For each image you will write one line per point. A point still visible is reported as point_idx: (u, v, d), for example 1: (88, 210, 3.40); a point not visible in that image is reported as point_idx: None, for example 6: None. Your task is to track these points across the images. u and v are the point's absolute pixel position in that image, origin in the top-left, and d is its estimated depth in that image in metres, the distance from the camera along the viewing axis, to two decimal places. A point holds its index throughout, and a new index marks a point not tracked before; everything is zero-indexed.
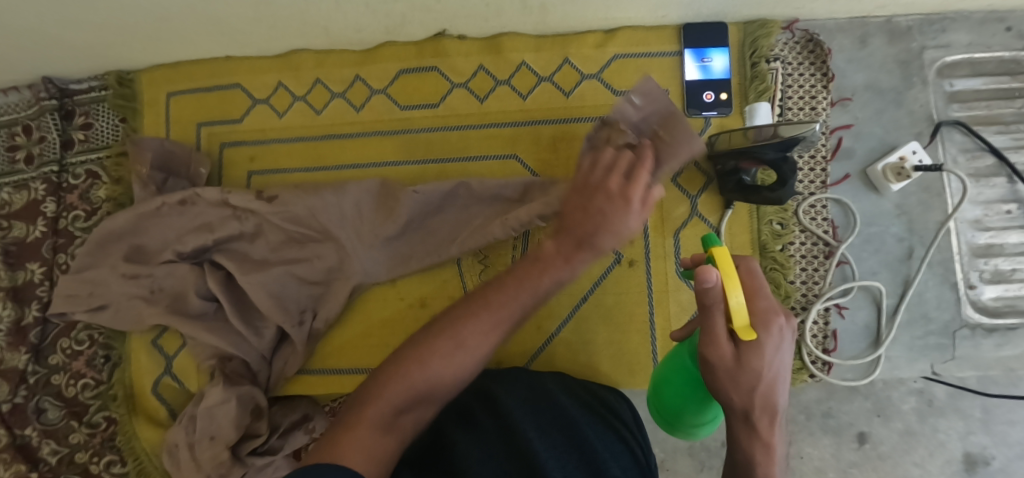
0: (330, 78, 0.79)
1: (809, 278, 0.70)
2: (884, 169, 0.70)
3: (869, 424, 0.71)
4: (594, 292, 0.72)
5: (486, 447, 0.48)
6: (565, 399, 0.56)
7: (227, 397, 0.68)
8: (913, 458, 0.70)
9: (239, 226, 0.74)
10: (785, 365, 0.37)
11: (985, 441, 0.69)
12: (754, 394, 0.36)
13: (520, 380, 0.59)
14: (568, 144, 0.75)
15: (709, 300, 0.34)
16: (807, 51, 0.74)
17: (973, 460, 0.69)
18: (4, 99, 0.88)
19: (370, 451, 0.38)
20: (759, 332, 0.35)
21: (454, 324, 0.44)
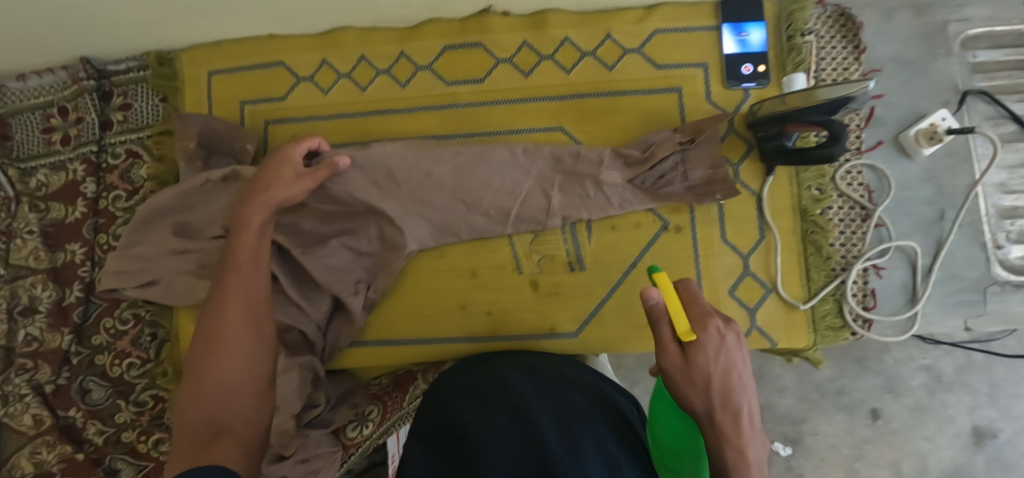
0: (373, 55, 0.81)
1: (848, 241, 0.73)
2: (916, 134, 0.73)
3: (881, 401, 0.92)
4: (643, 258, 0.74)
5: (499, 426, 0.45)
6: (589, 408, 0.51)
7: (289, 367, 0.69)
8: (921, 432, 0.91)
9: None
10: (739, 364, 0.44)
11: (991, 415, 0.90)
12: (713, 392, 0.43)
13: (532, 377, 0.57)
14: (613, 117, 0.77)
15: (655, 314, 0.45)
16: (839, 25, 0.77)
17: (979, 431, 0.90)
18: (38, 81, 0.88)
19: (219, 448, 0.49)
20: (700, 334, 0.44)
21: (206, 349, 0.58)
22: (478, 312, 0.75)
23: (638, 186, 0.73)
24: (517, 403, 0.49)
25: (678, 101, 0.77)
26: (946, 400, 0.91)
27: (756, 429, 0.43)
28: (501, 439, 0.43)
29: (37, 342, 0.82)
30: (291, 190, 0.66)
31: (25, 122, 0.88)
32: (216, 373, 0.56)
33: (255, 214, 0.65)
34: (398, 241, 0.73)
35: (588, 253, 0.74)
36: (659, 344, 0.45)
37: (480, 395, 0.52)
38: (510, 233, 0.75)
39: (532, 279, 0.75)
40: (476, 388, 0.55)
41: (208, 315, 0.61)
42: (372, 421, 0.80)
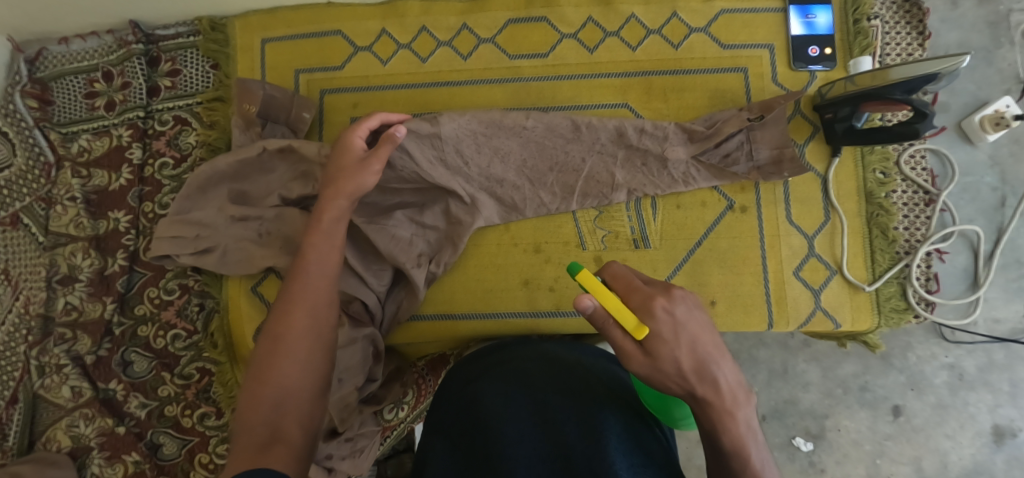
0: (435, 27, 0.79)
1: (912, 225, 0.73)
2: (982, 120, 0.73)
3: (903, 398, 0.91)
4: (708, 237, 0.73)
5: (521, 419, 0.46)
6: (604, 384, 0.52)
7: (355, 339, 0.67)
8: (943, 429, 0.90)
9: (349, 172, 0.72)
10: (703, 334, 0.41)
11: (1011, 414, 0.89)
12: (686, 375, 0.40)
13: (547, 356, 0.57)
14: (680, 94, 0.76)
15: (600, 321, 0.40)
16: (903, 11, 0.77)
17: (1000, 430, 0.89)
18: (83, 45, 0.85)
19: (279, 456, 0.45)
20: (651, 323, 0.40)
21: (266, 350, 0.54)
22: (541, 288, 0.74)
23: (704, 164, 0.72)
24: (539, 396, 0.49)
25: (744, 81, 0.76)
26: (967, 399, 0.90)
27: (740, 393, 0.41)
28: (522, 429, 0.45)
29: (77, 311, 0.80)
30: (364, 179, 0.62)
31: (66, 86, 0.85)
32: (276, 374, 0.52)
33: (326, 211, 0.62)
34: (464, 216, 0.72)
35: (653, 231, 0.74)
36: (621, 353, 0.41)
37: (511, 378, 0.52)
38: (575, 210, 0.74)
39: (596, 256, 0.74)
40: (499, 372, 0.54)
41: (273, 315, 0.57)
42: (407, 403, 0.83)
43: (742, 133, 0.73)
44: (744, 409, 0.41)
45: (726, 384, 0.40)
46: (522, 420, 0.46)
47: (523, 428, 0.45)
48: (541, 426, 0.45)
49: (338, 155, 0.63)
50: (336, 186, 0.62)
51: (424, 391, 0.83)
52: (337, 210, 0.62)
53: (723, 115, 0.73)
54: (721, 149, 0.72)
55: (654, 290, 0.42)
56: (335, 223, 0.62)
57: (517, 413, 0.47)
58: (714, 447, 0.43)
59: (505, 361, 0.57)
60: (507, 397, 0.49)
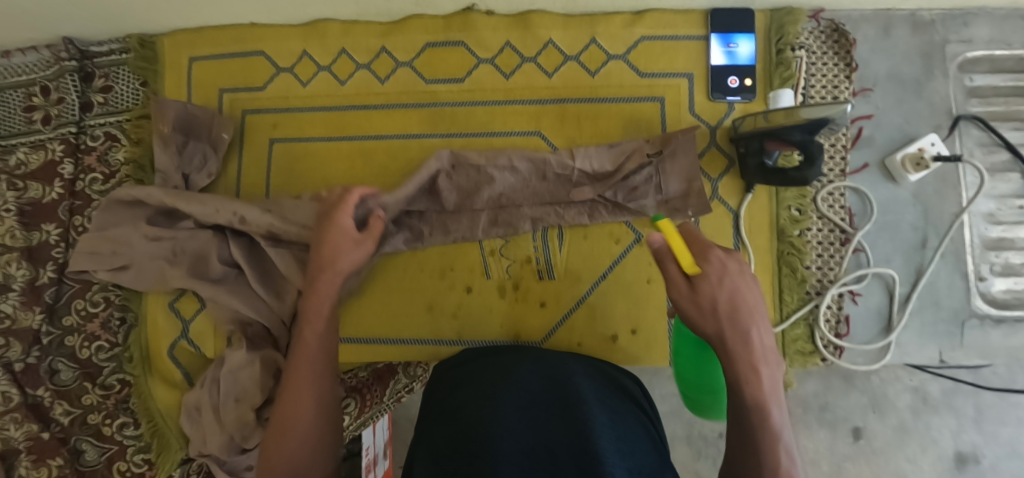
0: (355, 49, 0.79)
1: (825, 264, 0.71)
2: (903, 159, 0.71)
3: (864, 420, 0.88)
4: (614, 269, 0.72)
5: (513, 417, 0.48)
6: (598, 397, 0.54)
7: (251, 361, 0.70)
8: (906, 454, 0.88)
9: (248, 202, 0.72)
10: (746, 284, 0.45)
11: (977, 440, 0.87)
12: (722, 319, 0.44)
13: (548, 372, 0.58)
14: (595, 122, 0.75)
15: (661, 256, 0.47)
16: (831, 41, 0.74)
17: (965, 457, 0.87)
18: (22, 59, 0.87)
19: None
20: (703, 265, 0.45)
21: (278, 428, 0.49)
22: (445, 315, 0.74)
23: (610, 201, 0.71)
24: (527, 402, 0.51)
25: (660, 110, 0.75)
26: (931, 423, 0.88)
27: (768, 353, 0.45)
28: (513, 424, 0.47)
29: (9, 319, 0.83)
30: (354, 257, 0.60)
31: (6, 99, 0.87)
32: (299, 447, 0.48)
33: (319, 289, 0.58)
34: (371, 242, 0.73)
35: (558, 261, 0.73)
36: (667, 281, 0.47)
37: (490, 389, 0.54)
38: (481, 239, 0.74)
39: (500, 284, 0.74)
40: (477, 387, 0.57)
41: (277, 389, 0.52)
42: (351, 414, 0.92)
43: (653, 157, 0.70)
44: (768, 357, 0.45)
45: (753, 335, 0.44)
46: (515, 426, 0.47)
47: (515, 425, 0.47)
48: (536, 429, 0.47)
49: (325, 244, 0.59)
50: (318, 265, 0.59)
51: (367, 401, 0.93)
52: (332, 289, 0.58)
53: (632, 145, 0.72)
54: (629, 182, 0.71)
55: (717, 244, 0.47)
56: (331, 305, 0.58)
57: (510, 417, 0.48)
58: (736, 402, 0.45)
59: (469, 373, 0.60)
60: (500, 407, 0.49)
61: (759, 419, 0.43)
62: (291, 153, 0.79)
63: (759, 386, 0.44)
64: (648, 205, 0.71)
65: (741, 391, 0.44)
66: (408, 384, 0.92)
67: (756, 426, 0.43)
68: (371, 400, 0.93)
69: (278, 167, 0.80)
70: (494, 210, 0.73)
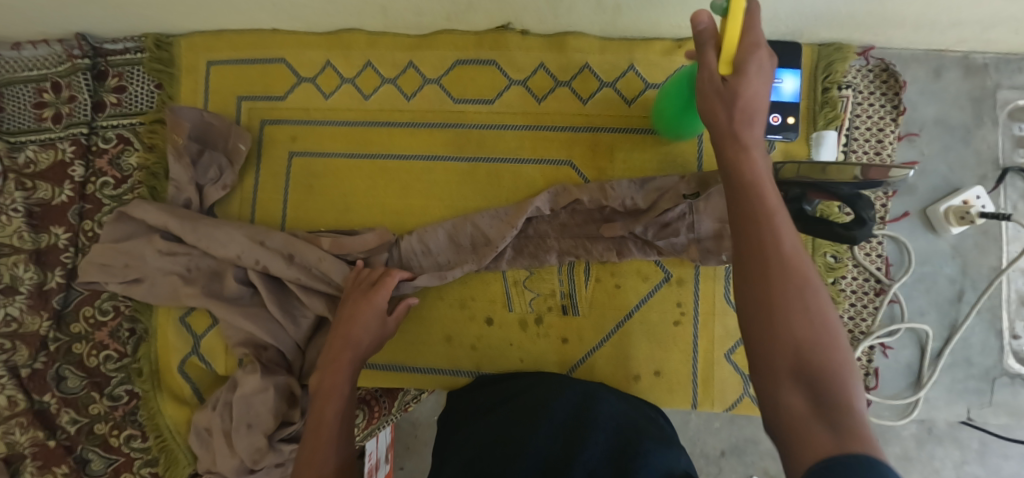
0: (380, 61, 0.76)
1: (857, 314, 0.69)
2: (947, 211, 0.68)
3: None
4: (640, 309, 0.71)
5: (543, 438, 0.50)
6: (652, 433, 0.54)
7: (265, 386, 0.68)
8: None
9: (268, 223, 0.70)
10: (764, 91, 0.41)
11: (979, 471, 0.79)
12: (737, 103, 0.41)
13: (582, 400, 0.59)
14: (628, 154, 0.72)
15: (705, 38, 0.43)
16: (880, 80, 0.71)
17: None
18: (33, 52, 0.84)
19: None
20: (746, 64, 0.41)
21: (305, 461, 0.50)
22: (463, 346, 0.72)
23: (640, 237, 0.68)
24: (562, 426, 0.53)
25: (698, 145, 0.72)
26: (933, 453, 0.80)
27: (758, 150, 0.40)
28: (541, 442, 0.50)
29: (16, 323, 0.81)
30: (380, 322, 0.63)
31: (16, 94, 0.84)
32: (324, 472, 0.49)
33: (351, 331, 0.61)
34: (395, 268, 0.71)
35: (583, 297, 0.71)
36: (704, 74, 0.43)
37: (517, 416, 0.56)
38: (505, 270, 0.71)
39: (523, 318, 0.72)
40: (510, 410, 0.58)
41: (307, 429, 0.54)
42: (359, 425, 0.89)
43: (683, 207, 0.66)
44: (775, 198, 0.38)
45: (753, 96, 0.41)
46: (542, 449, 0.49)
47: (544, 443, 0.50)
48: (568, 447, 0.49)
49: (349, 318, 0.62)
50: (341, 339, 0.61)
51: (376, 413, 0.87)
52: (361, 336, 0.61)
53: (667, 178, 0.69)
54: (662, 218, 0.66)
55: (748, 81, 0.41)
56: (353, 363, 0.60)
57: (540, 439, 0.50)
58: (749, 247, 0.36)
59: (493, 404, 0.62)
60: (529, 433, 0.51)
61: (777, 261, 0.35)
62: (311, 168, 0.77)
63: (770, 224, 0.37)
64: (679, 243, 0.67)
65: (750, 228, 0.37)
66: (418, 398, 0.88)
67: (764, 235, 0.36)
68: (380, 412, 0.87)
69: (297, 183, 0.77)
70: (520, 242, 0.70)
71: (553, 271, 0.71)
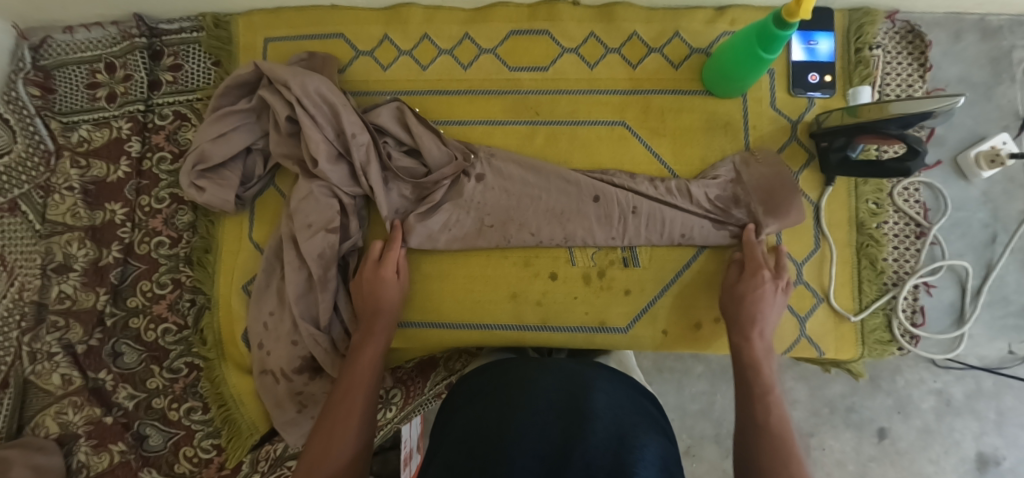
0: (437, 34, 0.80)
1: (901, 256, 0.74)
2: (977, 156, 0.74)
3: (890, 420, 0.86)
4: (698, 259, 0.74)
5: (532, 423, 0.40)
6: (654, 424, 0.44)
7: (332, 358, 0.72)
8: (928, 454, 0.85)
9: (327, 184, 0.71)
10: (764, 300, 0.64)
11: (997, 443, 0.84)
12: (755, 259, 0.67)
13: (568, 374, 0.48)
14: (678, 115, 0.77)
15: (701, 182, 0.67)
16: (906, 41, 0.77)
17: (984, 458, 0.84)
18: (86, 35, 0.86)
19: None
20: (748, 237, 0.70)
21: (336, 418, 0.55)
22: (529, 301, 0.74)
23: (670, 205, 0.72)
24: (555, 408, 0.42)
25: (742, 104, 0.76)
26: (952, 425, 0.85)
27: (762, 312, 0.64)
28: (530, 432, 0.39)
29: (69, 300, 0.80)
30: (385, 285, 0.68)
31: (69, 75, 0.86)
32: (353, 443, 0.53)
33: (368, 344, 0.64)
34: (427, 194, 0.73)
35: (643, 250, 0.74)
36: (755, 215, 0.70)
37: (499, 398, 0.45)
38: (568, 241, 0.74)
39: (586, 272, 0.74)
40: (486, 395, 0.48)
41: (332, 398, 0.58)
42: (396, 404, 0.86)
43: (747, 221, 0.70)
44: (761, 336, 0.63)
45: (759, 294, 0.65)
46: (535, 436, 0.38)
47: (530, 431, 0.39)
48: (568, 431, 0.38)
49: (371, 287, 0.68)
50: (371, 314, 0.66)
51: (412, 393, 0.86)
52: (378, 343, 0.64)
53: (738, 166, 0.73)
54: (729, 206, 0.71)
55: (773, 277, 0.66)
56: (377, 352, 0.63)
57: (531, 424, 0.39)
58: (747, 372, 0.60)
59: (470, 388, 0.52)
60: (517, 416, 0.41)
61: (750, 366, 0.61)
62: None
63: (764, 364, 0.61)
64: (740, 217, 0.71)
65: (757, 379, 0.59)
66: (450, 379, 0.85)
67: (744, 356, 0.62)
68: (416, 392, 0.86)
69: None
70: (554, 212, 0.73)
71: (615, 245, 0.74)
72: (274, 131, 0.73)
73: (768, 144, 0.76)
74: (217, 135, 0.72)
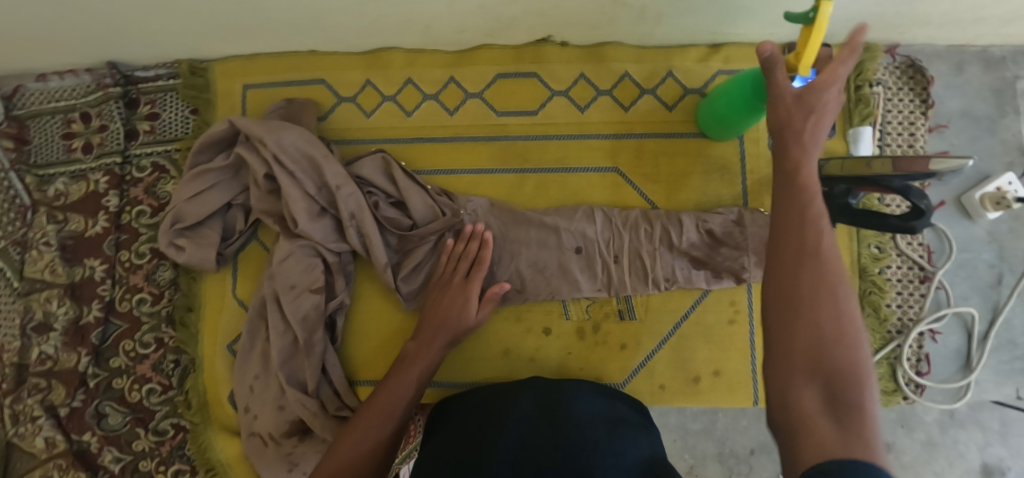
0: (420, 79, 0.77)
1: (905, 302, 0.71)
2: (982, 198, 0.71)
3: (894, 435, 0.73)
4: (695, 309, 0.71)
5: (518, 425, 0.51)
6: (626, 434, 0.53)
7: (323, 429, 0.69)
8: (934, 468, 0.73)
9: (310, 242, 0.68)
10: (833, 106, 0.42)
11: (1002, 453, 0.73)
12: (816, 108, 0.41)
13: (546, 392, 0.59)
14: (672, 159, 0.74)
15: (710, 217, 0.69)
16: (907, 77, 0.74)
17: (990, 471, 0.72)
18: (60, 83, 0.83)
19: None
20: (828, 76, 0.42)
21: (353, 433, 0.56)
22: (522, 358, 0.72)
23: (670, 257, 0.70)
24: (535, 417, 0.52)
25: (738, 146, 0.74)
26: (957, 437, 0.73)
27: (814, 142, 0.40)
28: (517, 431, 0.49)
29: (52, 360, 0.78)
30: (459, 311, 0.66)
31: (44, 126, 0.83)
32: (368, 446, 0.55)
33: (408, 368, 0.61)
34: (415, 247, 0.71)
35: (639, 302, 0.72)
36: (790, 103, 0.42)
37: (492, 408, 0.57)
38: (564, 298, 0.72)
39: (580, 326, 0.72)
40: (477, 404, 0.59)
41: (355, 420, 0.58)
42: None
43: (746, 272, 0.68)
44: (815, 207, 0.37)
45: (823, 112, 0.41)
46: (519, 437, 0.48)
47: (516, 433, 0.50)
48: (545, 436, 0.49)
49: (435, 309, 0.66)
50: (433, 328, 0.65)
51: None
52: (420, 367, 0.62)
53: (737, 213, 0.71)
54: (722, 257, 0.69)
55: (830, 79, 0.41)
56: (419, 374, 0.61)
57: (512, 426, 0.50)
58: (781, 264, 0.35)
59: (464, 399, 0.63)
60: (505, 421, 0.51)
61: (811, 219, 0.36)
62: None
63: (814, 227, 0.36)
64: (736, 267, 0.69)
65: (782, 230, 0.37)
66: None
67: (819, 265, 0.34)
68: None
69: None
70: (538, 269, 0.71)
71: (611, 298, 0.72)
72: (253, 187, 0.70)
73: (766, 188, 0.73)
74: (194, 194, 0.69)
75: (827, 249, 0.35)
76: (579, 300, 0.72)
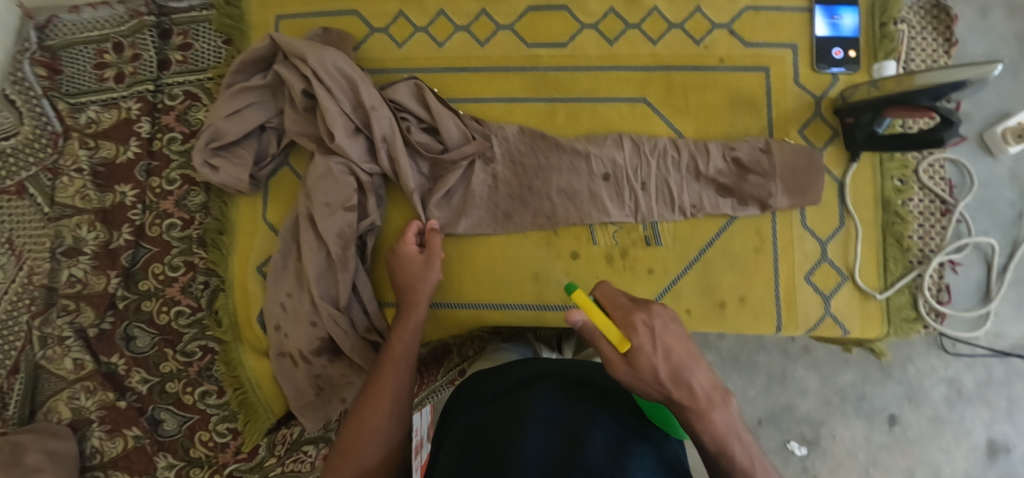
0: (454, 11, 0.78)
1: (926, 234, 0.73)
2: (1004, 132, 0.73)
3: (900, 408, 0.82)
4: (721, 237, 0.72)
5: (539, 427, 0.39)
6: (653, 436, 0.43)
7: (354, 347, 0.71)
8: (939, 443, 0.81)
9: (345, 161, 0.70)
10: (680, 342, 0.41)
11: (1007, 430, 0.80)
12: (664, 377, 0.39)
13: (560, 378, 0.48)
14: (701, 93, 0.75)
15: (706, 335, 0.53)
16: (931, 16, 0.76)
17: (995, 447, 0.80)
18: (93, 15, 0.84)
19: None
20: (633, 337, 0.40)
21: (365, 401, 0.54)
22: (551, 282, 0.73)
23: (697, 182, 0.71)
24: (556, 415, 0.41)
25: (765, 81, 0.75)
26: (963, 413, 0.80)
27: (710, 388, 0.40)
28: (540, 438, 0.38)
29: (80, 283, 0.79)
30: (428, 276, 0.66)
31: (76, 56, 0.84)
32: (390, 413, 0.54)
33: (400, 339, 0.61)
34: (447, 171, 0.73)
35: (666, 229, 0.73)
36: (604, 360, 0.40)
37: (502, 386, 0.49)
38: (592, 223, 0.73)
39: (608, 252, 0.73)
40: (484, 381, 0.53)
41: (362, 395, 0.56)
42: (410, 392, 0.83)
43: (770, 197, 0.70)
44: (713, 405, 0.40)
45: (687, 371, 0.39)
46: (541, 445, 0.37)
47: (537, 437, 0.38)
48: (570, 438, 0.38)
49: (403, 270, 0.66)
50: (414, 285, 0.65)
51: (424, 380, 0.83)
52: (411, 332, 0.62)
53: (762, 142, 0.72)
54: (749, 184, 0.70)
55: (634, 304, 0.42)
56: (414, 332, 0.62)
57: (534, 432, 0.38)
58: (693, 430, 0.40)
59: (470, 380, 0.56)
60: (523, 419, 0.40)
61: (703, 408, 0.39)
62: None
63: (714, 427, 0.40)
64: (761, 193, 0.70)
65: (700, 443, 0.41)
66: (462, 365, 0.83)
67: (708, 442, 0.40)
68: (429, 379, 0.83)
69: None
70: (566, 196, 0.72)
71: (638, 225, 0.73)
72: (289, 108, 0.71)
73: (792, 121, 0.74)
74: (232, 112, 0.71)
75: (713, 400, 0.40)
76: (607, 226, 0.73)
